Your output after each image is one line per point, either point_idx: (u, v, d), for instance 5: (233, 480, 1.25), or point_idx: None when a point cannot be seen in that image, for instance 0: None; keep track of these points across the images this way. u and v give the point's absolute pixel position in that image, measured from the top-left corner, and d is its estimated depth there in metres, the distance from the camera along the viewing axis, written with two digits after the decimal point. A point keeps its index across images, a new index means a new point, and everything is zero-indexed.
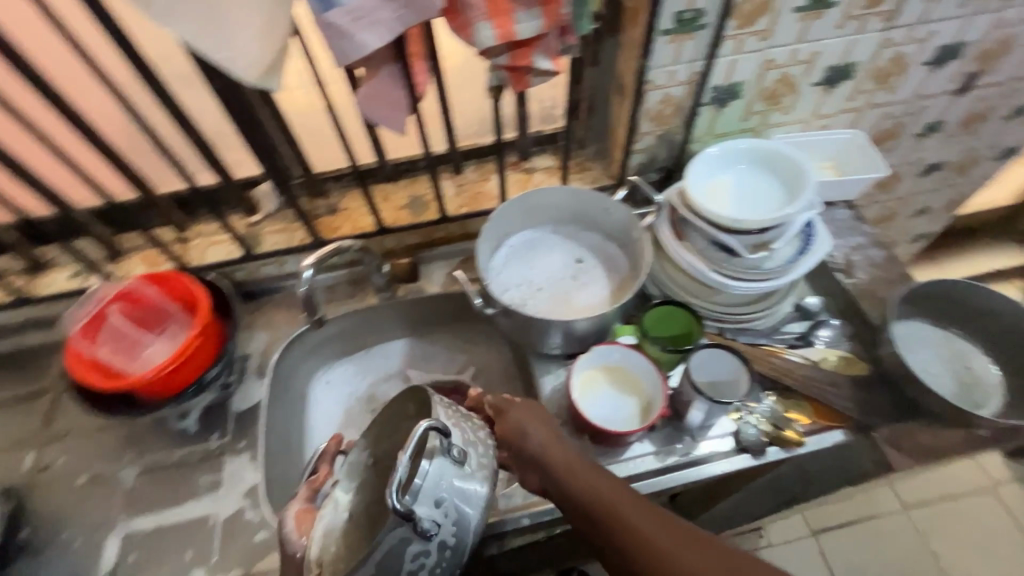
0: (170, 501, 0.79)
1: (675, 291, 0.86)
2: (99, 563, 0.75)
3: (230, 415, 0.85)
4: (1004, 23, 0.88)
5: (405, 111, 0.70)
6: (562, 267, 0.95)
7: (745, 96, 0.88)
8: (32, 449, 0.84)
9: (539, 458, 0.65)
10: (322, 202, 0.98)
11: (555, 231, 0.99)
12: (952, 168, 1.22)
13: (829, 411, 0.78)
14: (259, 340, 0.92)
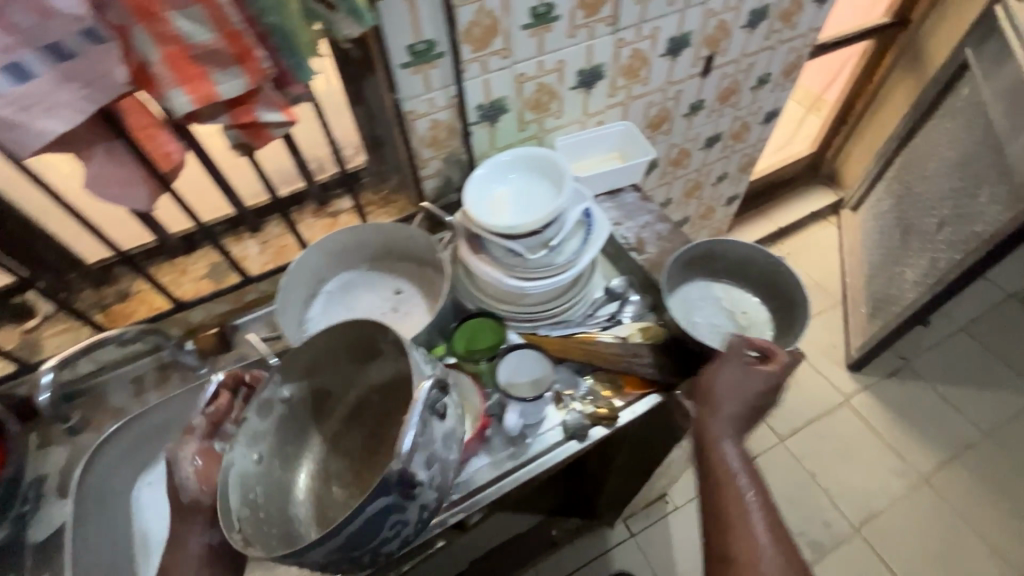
0: None
1: (490, 303, 0.89)
2: None
3: (29, 550, 0.76)
4: (714, 12, 1.02)
5: (144, 185, 0.67)
6: (381, 302, 0.95)
7: (512, 109, 0.95)
8: None
9: (706, 402, 0.76)
10: (109, 290, 0.91)
11: (371, 267, 0.99)
12: (728, 136, 1.39)
13: (639, 377, 0.84)
14: (61, 454, 0.84)
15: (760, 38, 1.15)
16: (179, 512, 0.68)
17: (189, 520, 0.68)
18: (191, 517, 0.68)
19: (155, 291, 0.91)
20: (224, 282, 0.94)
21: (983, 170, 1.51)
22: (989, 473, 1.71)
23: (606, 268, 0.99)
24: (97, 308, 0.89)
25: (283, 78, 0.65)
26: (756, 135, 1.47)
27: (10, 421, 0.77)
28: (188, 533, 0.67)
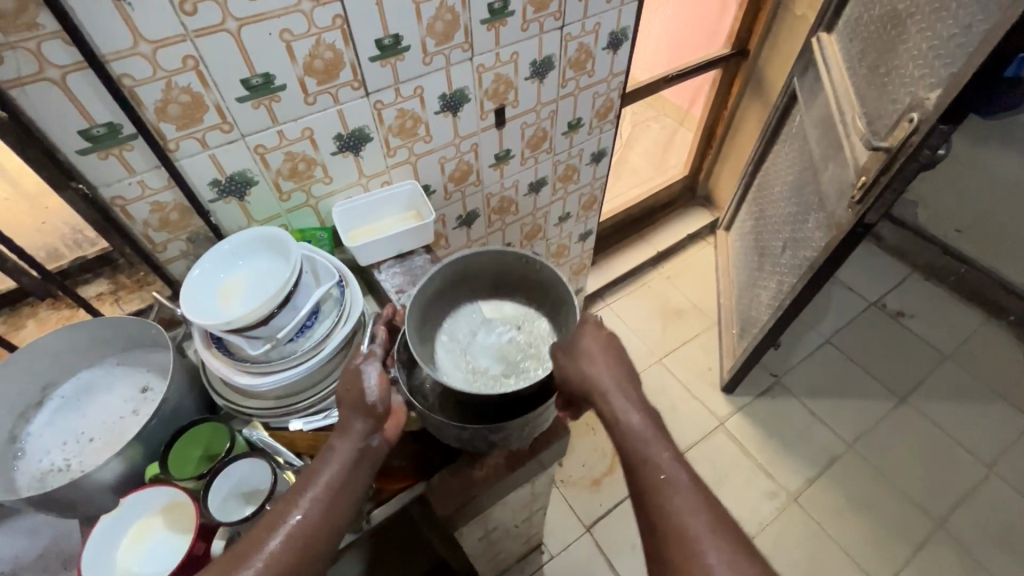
0: None
1: (232, 401, 0.80)
2: None
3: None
4: (486, 67, 0.99)
5: None
6: (122, 404, 0.83)
7: (262, 180, 0.87)
8: None
9: (595, 366, 0.72)
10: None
11: (120, 361, 0.87)
12: (555, 179, 1.37)
13: (395, 473, 0.80)
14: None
15: (554, 86, 1.13)
16: (349, 415, 0.69)
17: (347, 424, 0.69)
18: (360, 415, 0.69)
19: None
20: None
21: (810, 196, 1.56)
22: (856, 485, 1.76)
23: None
24: None
25: None
26: (589, 175, 1.46)
27: None
28: (357, 437, 0.68)
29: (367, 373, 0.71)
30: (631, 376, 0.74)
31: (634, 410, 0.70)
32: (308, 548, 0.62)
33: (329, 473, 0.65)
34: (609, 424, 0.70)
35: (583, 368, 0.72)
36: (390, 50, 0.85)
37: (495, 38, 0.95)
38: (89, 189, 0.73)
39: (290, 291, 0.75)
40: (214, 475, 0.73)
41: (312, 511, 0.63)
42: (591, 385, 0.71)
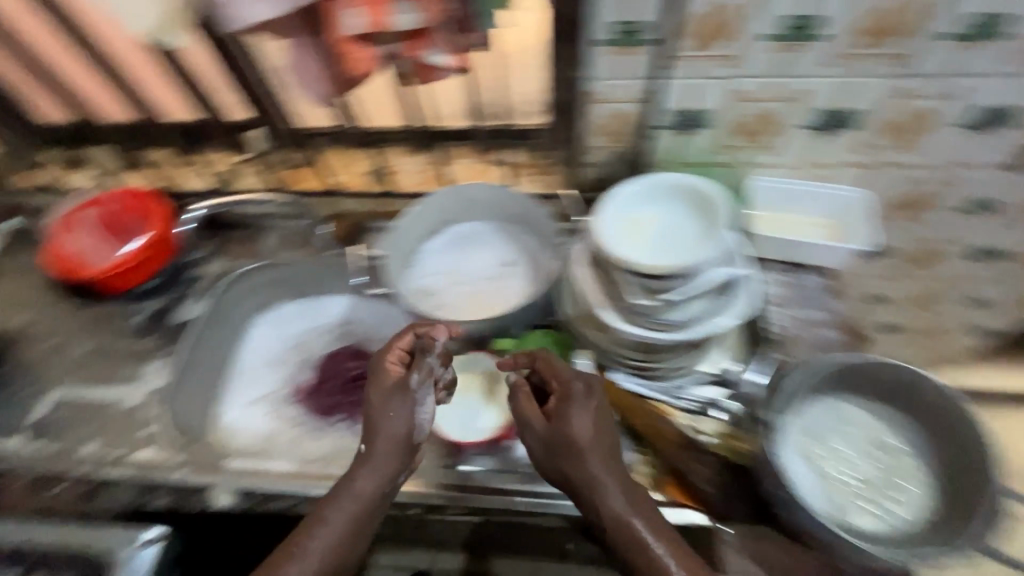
0: (102, 379, 0.97)
1: (582, 326, 0.84)
2: (28, 412, 0.94)
3: (167, 325, 1.01)
4: (901, 92, 0.77)
5: (324, 83, 0.78)
6: (440, 264, 1.01)
7: (587, 130, 0.88)
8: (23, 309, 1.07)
9: (598, 465, 0.69)
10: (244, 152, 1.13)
11: (457, 225, 1.04)
12: (928, 255, 1.00)
13: (693, 490, 0.78)
14: (212, 265, 1.08)
15: (997, 148, 0.82)
16: (380, 448, 0.71)
17: (375, 464, 0.71)
18: (401, 412, 0.72)
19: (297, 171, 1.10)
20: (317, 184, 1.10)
21: None
22: None
23: None
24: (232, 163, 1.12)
25: (467, 24, 0.66)
26: (987, 270, 1.02)
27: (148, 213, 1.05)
28: (387, 459, 0.71)
29: (404, 401, 0.73)
30: (627, 484, 0.69)
31: (620, 525, 0.67)
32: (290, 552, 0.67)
33: (337, 511, 0.69)
34: (609, 520, 0.68)
35: (574, 466, 0.70)
36: (792, 37, 0.71)
37: (933, 56, 0.72)
38: (580, 83, 0.80)
39: (699, 264, 0.72)
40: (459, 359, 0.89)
41: (329, 544, 0.67)
42: (574, 474, 0.70)
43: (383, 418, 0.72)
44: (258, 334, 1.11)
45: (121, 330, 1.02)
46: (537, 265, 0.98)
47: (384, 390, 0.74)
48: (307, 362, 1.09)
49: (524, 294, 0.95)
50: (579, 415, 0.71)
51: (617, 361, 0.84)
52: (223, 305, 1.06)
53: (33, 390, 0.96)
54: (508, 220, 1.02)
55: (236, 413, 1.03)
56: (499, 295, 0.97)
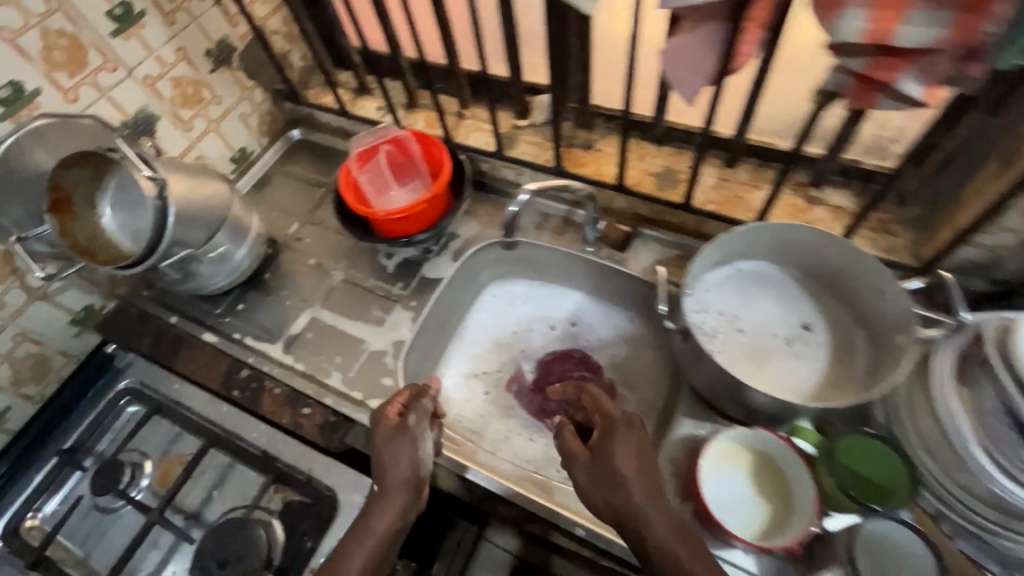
0: (353, 315, 0.98)
1: (919, 453, 0.66)
2: (291, 323, 0.99)
3: (418, 276, 1.01)
4: None
5: (704, 79, 0.64)
6: (739, 305, 0.86)
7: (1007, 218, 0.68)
8: (298, 221, 1.12)
9: (619, 493, 0.66)
10: (526, 119, 1.06)
11: (764, 267, 0.88)
12: None
13: None
14: (469, 228, 1.06)
15: None
16: (390, 487, 0.72)
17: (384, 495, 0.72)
18: (406, 449, 0.73)
19: (608, 160, 0.98)
20: (590, 175, 0.98)
21: None
22: None
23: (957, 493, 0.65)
24: (523, 132, 1.06)
25: (978, 51, 0.49)
26: None
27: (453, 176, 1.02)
28: (399, 500, 0.72)
29: (405, 443, 0.73)
30: (655, 497, 0.65)
31: (656, 549, 0.62)
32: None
33: (361, 549, 0.69)
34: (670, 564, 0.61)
35: (635, 515, 0.64)
36: None
37: None
38: None
39: None
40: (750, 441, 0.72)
41: (359, 569, 0.68)
42: (621, 513, 0.65)
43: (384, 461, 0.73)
44: (488, 308, 1.09)
45: (378, 270, 1.03)
46: (844, 340, 0.80)
47: (387, 433, 0.74)
48: (528, 353, 1.03)
49: (822, 373, 0.78)
50: (616, 443, 0.68)
51: (964, 527, 0.64)
52: (465, 271, 1.04)
53: (295, 302, 1.02)
54: (818, 272, 0.84)
55: (455, 380, 1.02)
56: (792, 364, 0.80)
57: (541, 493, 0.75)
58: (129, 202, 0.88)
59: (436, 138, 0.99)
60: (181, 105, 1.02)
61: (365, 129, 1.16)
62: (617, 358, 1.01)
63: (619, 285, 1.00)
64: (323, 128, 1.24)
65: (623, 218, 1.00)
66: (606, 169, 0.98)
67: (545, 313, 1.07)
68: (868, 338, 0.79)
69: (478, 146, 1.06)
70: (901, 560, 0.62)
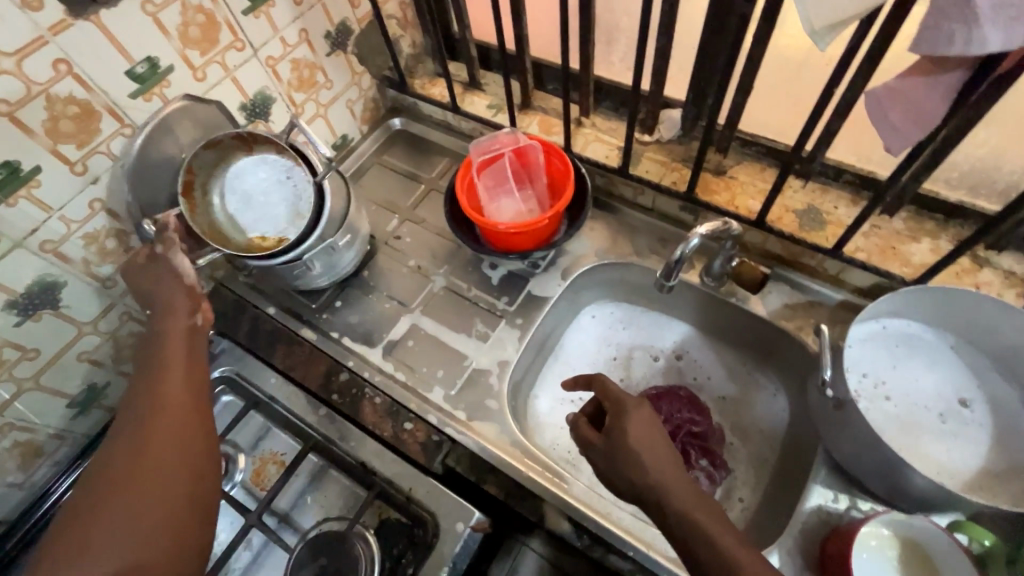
0: (455, 326, 0.94)
1: None
2: (389, 328, 0.95)
3: (524, 292, 0.96)
4: None
5: (924, 131, 0.58)
6: (895, 374, 0.78)
7: None
8: (396, 218, 1.09)
9: (636, 467, 0.65)
10: (652, 135, 0.99)
11: (925, 333, 0.80)
12: None
13: None
14: (578, 245, 1.00)
15: None
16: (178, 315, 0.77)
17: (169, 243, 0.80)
18: (178, 286, 0.78)
19: (744, 190, 0.91)
20: (724, 205, 0.90)
21: None
22: None
23: None
24: (648, 149, 0.99)
25: None
26: None
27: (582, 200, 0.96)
28: (175, 329, 0.76)
29: (164, 270, 0.78)
30: (675, 473, 0.64)
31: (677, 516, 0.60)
32: (148, 447, 0.66)
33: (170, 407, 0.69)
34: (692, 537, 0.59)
35: (656, 484, 0.63)
36: None
37: None
38: None
39: None
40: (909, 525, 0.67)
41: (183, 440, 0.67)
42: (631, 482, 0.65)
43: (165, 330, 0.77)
44: (587, 330, 1.04)
45: (482, 281, 0.98)
46: (1010, 424, 0.73)
47: (138, 267, 0.78)
48: (629, 384, 0.98)
49: (983, 458, 0.71)
50: (633, 417, 0.68)
51: None
52: (570, 291, 0.99)
53: (394, 305, 0.98)
54: (986, 345, 0.76)
55: (551, 404, 0.97)
56: (947, 444, 0.73)
57: (667, 553, 0.72)
58: (262, 188, 0.85)
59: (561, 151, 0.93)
60: (296, 88, 0.98)
61: (476, 127, 1.10)
62: (725, 401, 0.95)
63: (738, 324, 0.93)
64: (425, 120, 1.19)
65: (750, 255, 0.93)
66: (741, 201, 0.90)
67: (649, 341, 1.02)
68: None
69: (597, 159, 1.00)
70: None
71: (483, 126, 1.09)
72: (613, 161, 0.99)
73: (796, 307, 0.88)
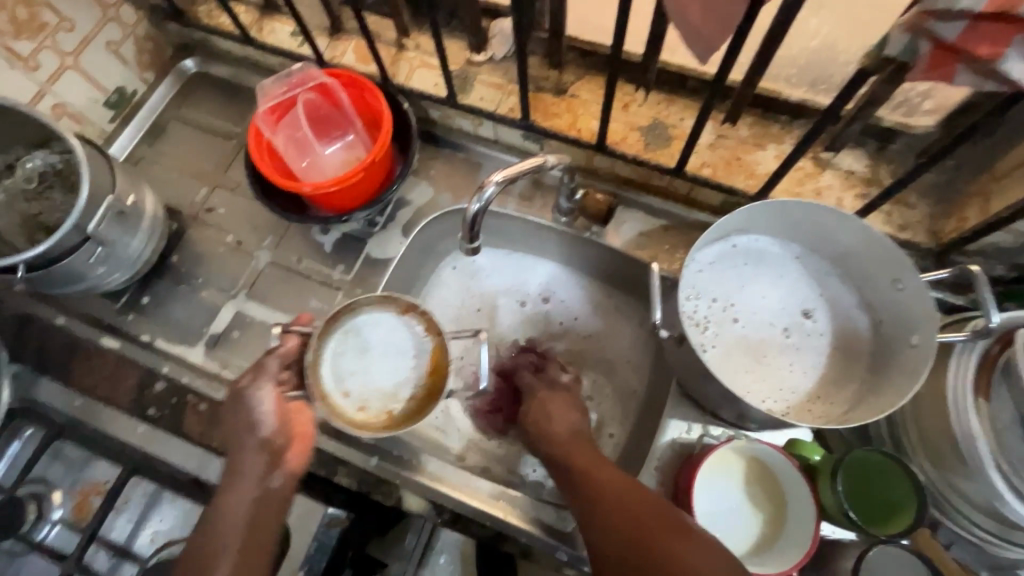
0: (287, 306, 0.83)
1: (937, 467, 0.63)
2: (211, 320, 0.83)
3: (362, 256, 0.85)
4: None
5: (729, 33, 0.49)
6: (744, 298, 0.75)
7: None
8: (206, 185, 0.91)
9: (597, 511, 0.59)
10: (483, 53, 0.85)
11: (772, 246, 0.77)
12: None
13: None
14: (419, 193, 0.88)
15: None
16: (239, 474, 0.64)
17: None
18: (256, 455, 0.65)
19: (587, 110, 0.81)
20: (565, 130, 0.81)
21: None
22: None
23: (977, 521, 0.61)
24: (483, 69, 0.86)
25: None
26: None
27: (414, 139, 0.82)
28: (245, 501, 0.63)
29: None
30: (636, 501, 0.58)
31: (636, 545, 0.54)
32: (212, 553, 0.60)
33: (226, 561, 0.60)
34: (660, 560, 0.52)
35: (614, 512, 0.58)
36: None
37: None
38: None
39: None
40: (749, 448, 0.67)
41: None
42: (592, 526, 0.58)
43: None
44: (446, 285, 0.91)
45: (313, 250, 0.86)
46: (846, 327, 0.73)
47: None
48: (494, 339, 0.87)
49: (821, 367, 0.72)
50: (552, 403, 0.72)
51: (965, 533, 0.63)
52: (417, 247, 0.86)
53: (213, 292, 0.84)
54: (826, 251, 0.74)
55: None
56: (790, 359, 0.72)
57: (521, 511, 0.71)
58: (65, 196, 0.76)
59: (372, 84, 0.79)
60: (14, 35, 0.76)
61: (282, 62, 0.91)
62: (592, 339, 0.87)
63: (599, 260, 0.85)
64: (226, 58, 0.98)
65: (602, 182, 0.85)
66: (583, 123, 0.81)
67: (511, 287, 0.90)
68: (870, 327, 0.72)
69: (424, 89, 0.86)
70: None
71: (287, 59, 0.91)
72: (442, 89, 0.85)
73: (650, 234, 0.82)
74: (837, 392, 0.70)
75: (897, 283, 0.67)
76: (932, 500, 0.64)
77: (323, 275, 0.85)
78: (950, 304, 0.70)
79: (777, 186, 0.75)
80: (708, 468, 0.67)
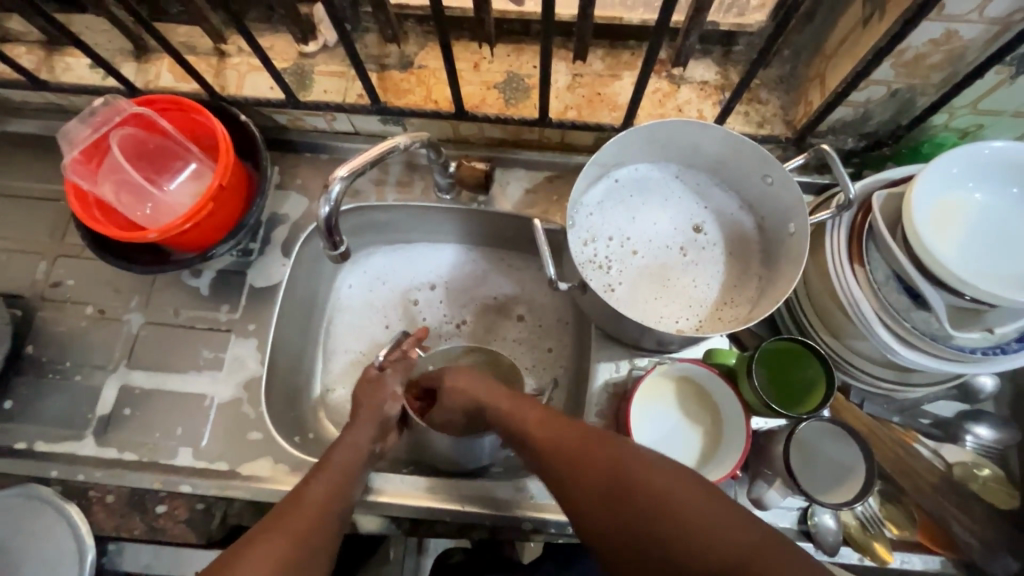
0: (176, 365, 0.75)
1: (836, 336, 0.67)
2: (93, 404, 0.74)
3: (244, 289, 0.78)
4: None
5: None
6: (636, 228, 0.76)
7: (879, 80, 0.62)
8: (44, 259, 0.80)
9: (574, 477, 0.50)
10: (313, 42, 0.78)
11: (650, 170, 0.77)
12: None
13: (949, 540, 0.63)
14: (290, 207, 0.81)
15: None
16: (330, 468, 0.61)
17: None
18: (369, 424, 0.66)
19: (438, 77, 0.77)
20: (421, 105, 0.77)
21: None
22: None
23: (876, 376, 0.66)
24: (321, 59, 0.79)
25: None
26: None
27: (264, 150, 0.74)
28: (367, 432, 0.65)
29: None
30: (630, 462, 0.48)
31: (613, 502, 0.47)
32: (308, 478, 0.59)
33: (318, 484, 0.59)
34: (648, 505, 0.45)
35: (585, 456, 0.50)
36: None
37: None
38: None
39: None
40: (670, 369, 0.69)
41: None
42: (578, 505, 0.49)
43: (32, 550, 0.67)
44: (354, 299, 0.86)
45: (189, 298, 0.78)
46: (735, 232, 0.76)
47: None
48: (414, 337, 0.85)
49: (722, 276, 0.74)
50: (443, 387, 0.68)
51: (869, 387, 0.68)
52: (305, 264, 0.80)
53: (88, 373, 0.75)
54: (698, 163, 0.76)
55: (337, 391, 0.82)
56: (692, 275, 0.74)
57: (476, 498, 0.69)
58: None
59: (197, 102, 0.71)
60: None
61: (87, 99, 0.80)
62: (511, 303, 0.86)
63: (496, 227, 0.83)
64: (25, 110, 0.85)
65: (477, 149, 0.82)
66: (438, 93, 0.77)
67: (416, 277, 0.87)
68: (755, 225, 0.75)
69: (259, 95, 0.78)
70: (835, 453, 0.63)
71: (94, 95, 0.80)
72: (280, 92, 0.78)
73: (537, 188, 0.80)
74: (740, 296, 0.73)
75: (767, 177, 0.69)
76: (840, 368, 0.68)
77: (207, 322, 0.77)
78: (819, 184, 0.75)
79: (641, 109, 0.76)
80: (643, 409, 0.68)
